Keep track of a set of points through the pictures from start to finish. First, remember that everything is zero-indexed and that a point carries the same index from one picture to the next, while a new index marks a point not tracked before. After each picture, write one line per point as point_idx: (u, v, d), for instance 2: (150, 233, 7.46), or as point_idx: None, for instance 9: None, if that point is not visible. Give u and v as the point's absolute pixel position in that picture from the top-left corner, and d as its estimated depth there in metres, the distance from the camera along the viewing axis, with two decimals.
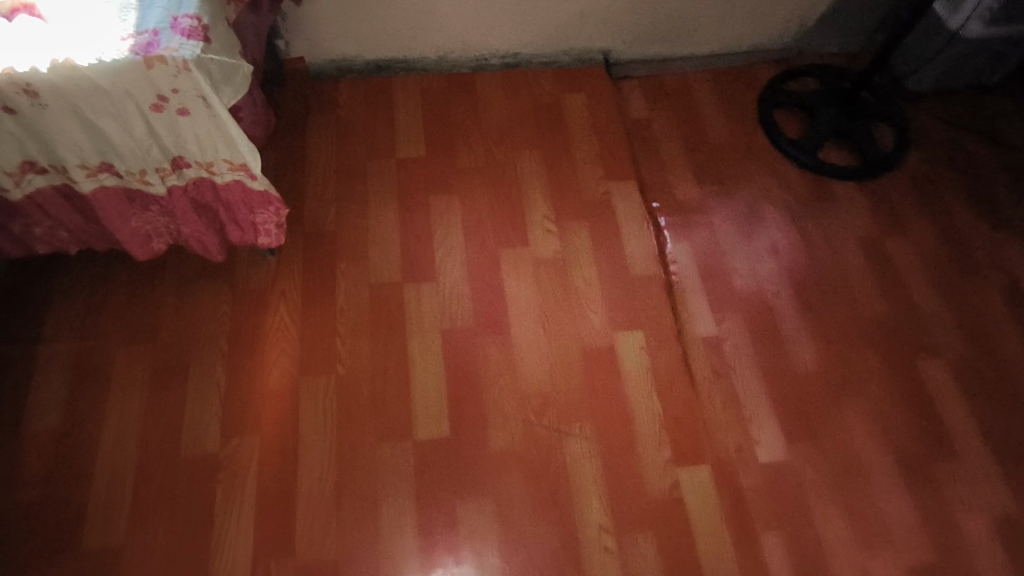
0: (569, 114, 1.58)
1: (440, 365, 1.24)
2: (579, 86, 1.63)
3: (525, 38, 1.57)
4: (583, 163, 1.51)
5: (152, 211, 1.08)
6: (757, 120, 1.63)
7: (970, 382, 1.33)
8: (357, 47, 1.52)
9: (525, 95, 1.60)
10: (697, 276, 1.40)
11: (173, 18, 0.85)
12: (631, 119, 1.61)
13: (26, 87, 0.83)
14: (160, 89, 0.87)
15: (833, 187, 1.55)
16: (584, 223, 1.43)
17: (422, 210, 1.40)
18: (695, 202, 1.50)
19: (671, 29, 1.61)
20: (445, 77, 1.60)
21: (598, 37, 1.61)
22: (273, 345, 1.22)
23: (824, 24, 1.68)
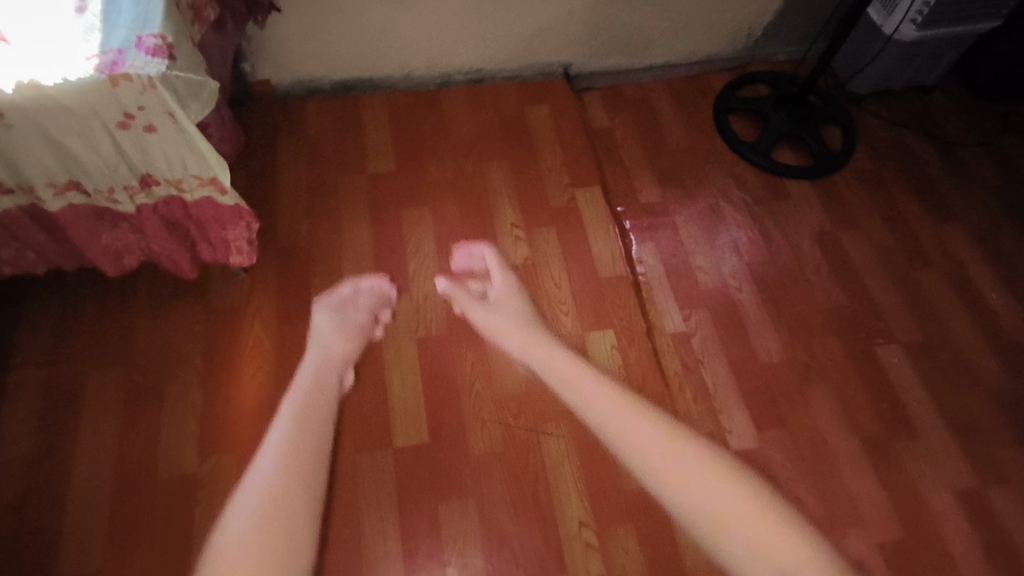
0: (533, 125, 1.64)
1: (417, 373, 1.26)
2: (542, 98, 1.69)
3: (487, 54, 1.62)
4: (549, 172, 1.56)
5: (122, 230, 1.08)
6: (714, 126, 1.70)
7: (925, 364, 1.39)
8: (324, 68, 1.56)
9: (490, 109, 1.65)
10: (663, 276, 1.45)
11: (137, 37, 0.84)
12: (592, 128, 1.67)
13: None
14: (126, 107, 0.86)
15: (788, 186, 1.62)
16: (552, 229, 1.47)
17: (393, 223, 1.43)
18: (658, 205, 1.56)
19: (627, 43, 1.69)
20: (411, 93, 1.66)
21: (557, 52, 1.67)
22: (249, 361, 1.22)
23: (770, 34, 1.77)
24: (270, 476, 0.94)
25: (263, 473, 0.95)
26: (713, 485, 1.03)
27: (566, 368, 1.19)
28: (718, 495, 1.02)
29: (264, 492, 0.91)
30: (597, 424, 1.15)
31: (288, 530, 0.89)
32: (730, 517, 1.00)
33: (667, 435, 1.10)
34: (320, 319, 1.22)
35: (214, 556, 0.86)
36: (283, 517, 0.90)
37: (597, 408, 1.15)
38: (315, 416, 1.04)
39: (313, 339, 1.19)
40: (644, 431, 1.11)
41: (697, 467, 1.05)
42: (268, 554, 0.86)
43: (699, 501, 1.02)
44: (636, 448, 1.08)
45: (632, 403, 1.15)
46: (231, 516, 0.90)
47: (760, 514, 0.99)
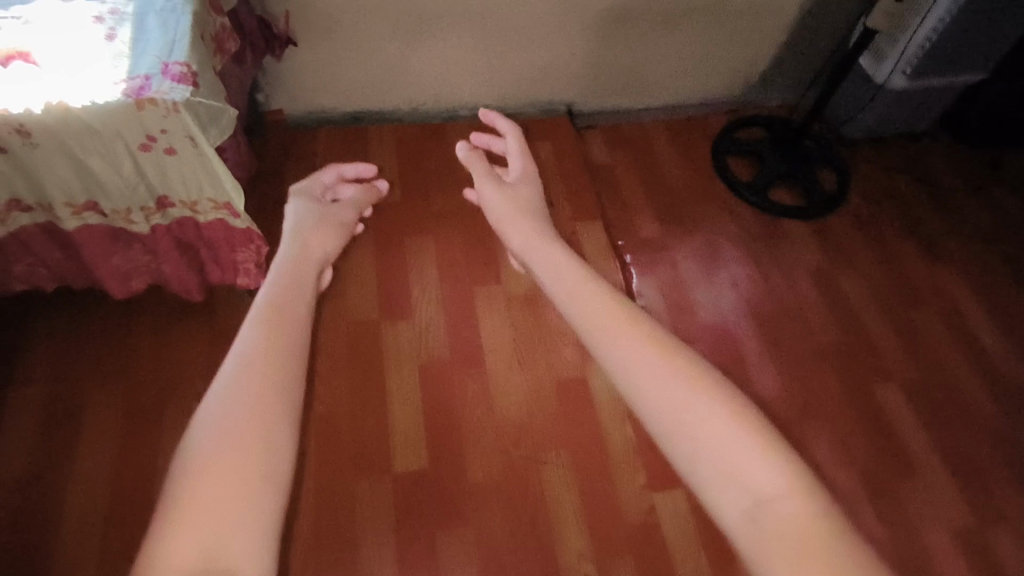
0: (536, 160, 1.68)
1: (418, 399, 1.26)
2: (546, 134, 1.74)
3: (493, 91, 1.68)
4: (551, 205, 1.59)
5: (134, 251, 1.11)
6: (712, 166, 1.75)
7: (921, 402, 1.41)
8: (334, 100, 1.61)
9: (495, 144, 1.69)
10: (663, 309, 1.47)
11: (164, 64, 0.88)
12: (594, 165, 1.72)
13: (19, 128, 0.84)
14: (149, 130, 0.89)
15: (784, 225, 1.66)
16: None
17: (398, 251, 1.45)
18: (658, 240, 1.60)
19: (628, 85, 1.75)
20: (419, 126, 1.70)
21: (561, 91, 1.72)
22: None
23: (766, 80, 1.84)
24: (260, 343, 0.54)
25: (249, 352, 0.53)
26: (666, 387, 0.67)
27: (553, 264, 1.03)
28: (693, 402, 0.66)
29: (260, 375, 0.52)
30: (559, 305, 0.84)
31: (270, 453, 0.48)
32: (713, 428, 0.63)
33: (627, 317, 0.76)
34: (310, 186, 1.08)
35: (195, 457, 0.46)
36: (278, 394, 0.51)
37: (576, 291, 0.82)
38: (312, 257, 0.78)
39: (293, 203, 0.97)
40: (600, 302, 0.79)
41: (665, 373, 0.68)
42: (269, 467, 0.47)
43: (674, 411, 0.66)
44: (590, 306, 0.77)
45: (596, 284, 0.82)
46: (213, 400, 0.49)
47: (732, 413, 0.65)
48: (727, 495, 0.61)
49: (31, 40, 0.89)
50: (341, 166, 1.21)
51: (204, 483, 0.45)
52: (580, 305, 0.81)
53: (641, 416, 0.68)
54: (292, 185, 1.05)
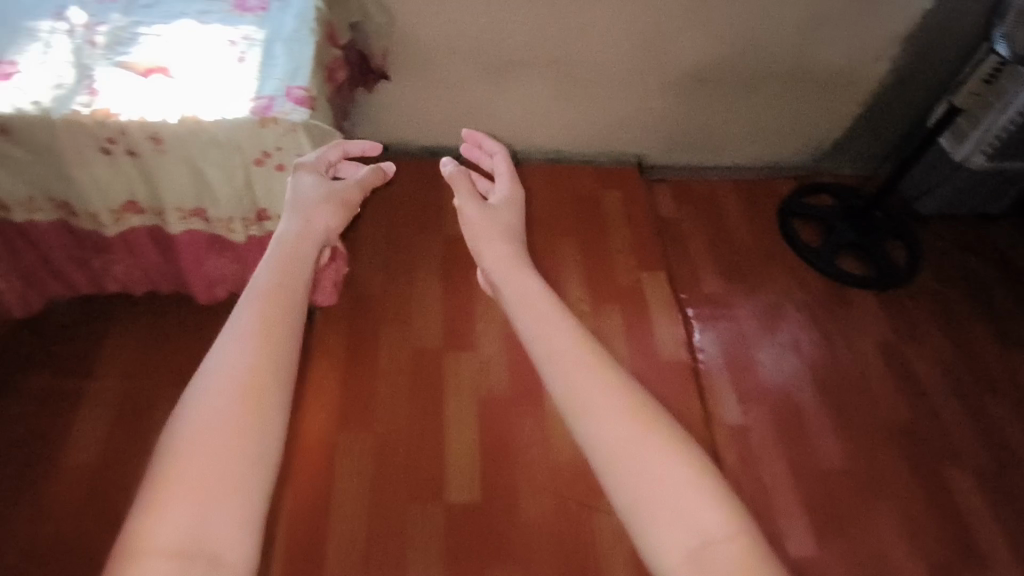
0: (604, 207, 1.71)
1: (475, 431, 1.26)
2: (614, 183, 1.77)
3: (567, 138, 1.73)
4: (617, 253, 1.61)
5: (224, 260, 1.16)
6: (778, 228, 1.75)
7: (994, 491, 1.34)
8: (416, 133, 1.68)
9: (565, 189, 1.73)
10: (723, 366, 1.46)
11: (287, 88, 0.94)
12: (660, 218, 1.74)
13: (153, 136, 0.90)
14: (266, 147, 0.94)
15: (851, 294, 1.63)
16: (616, 308, 1.50)
17: (465, 283, 1.48)
18: (721, 297, 1.59)
19: (699, 142, 1.78)
20: (493, 165, 1.75)
21: (633, 143, 1.76)
22: (316, 399, 1.26)
23: (838, 149, 1.85)
24: (253, 334, 0.52)
25: (241, 342, 0.51)
26: (604, 412, 0.63)
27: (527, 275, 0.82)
28: (627, 434, 0.61)
29: (247, 365, 0.50)
30: (519, 332, 0.77)
31: (260, 443, 0.47)
32: (647, 460, 0.60)
33: (580, 349, 0.69)
34: (314, 180, 0.79)
35: (186, 442, 0.46)
36: (271, 386, 0.50)
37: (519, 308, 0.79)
38: (315, 233, 0.70)
39: (302, 194, 0.76)
40: (552, 323, 0.74)
41: (603, 392, 0.65)
42: (258, 457, 0.47)
43: (616, 439, 0.62)
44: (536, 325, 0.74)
45: (551, 304, 0.76)
46: (207, 387, 0.49)
47: (683, 460, 0.60)
48: (670, 532, 0.56)
49: (167, 57, 0.95)
50: (343, 139, 0.91)
51: (192, 466, 0.45)
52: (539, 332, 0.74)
53: (587, 452, 0.62)
54: (300, 158, 0.83)
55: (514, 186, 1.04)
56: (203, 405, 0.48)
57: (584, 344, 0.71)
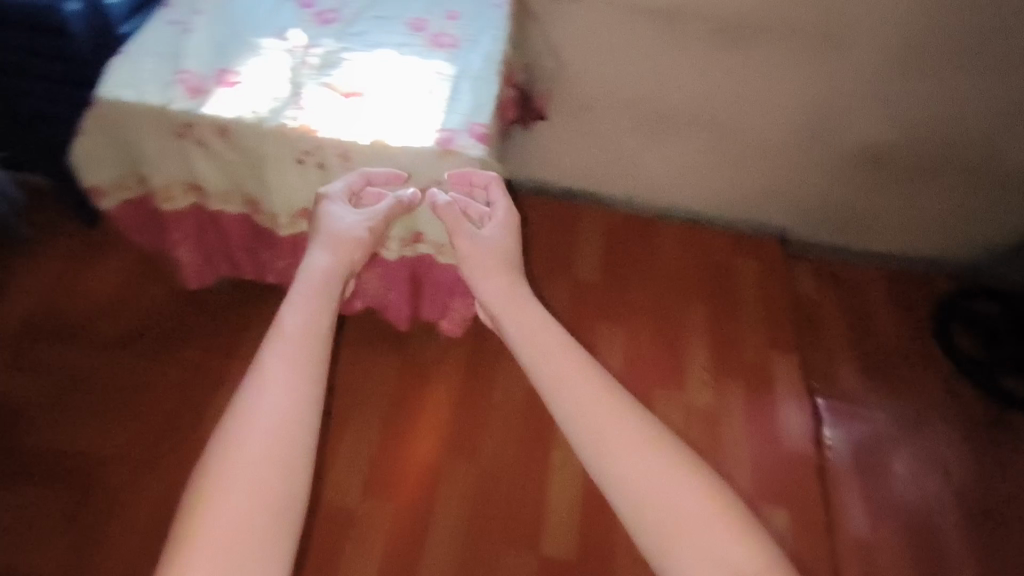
0: (738, 277, 1.64)
1: (578, 485, 1.23)
2: (753, 253, 1.70)
3: (709, 200, 1.69)
4: (747, 327, 1.53)
5: (371, 275, 1.21)
6: (931, 330, 1.62)
7: None
8: (558, 175, 1.69)
9: (700, 251, 1.68)
10: (853, 469, 1.35)
11: (469, 124, 0.98)
12: (798, 297, 1.64)
13: (344, 153, 0.96)
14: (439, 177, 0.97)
15: (1011, 417, 1.49)
16: (740, 385, 1.42)
17: (587, 332, 1.47)
18: (856, 394, 1.48)
19: (852, 224, 1.67)
20: (629, 216, 1.73)
21: (779, 215, 1.69)
22: (425, 421, 1.28)
23: (1014, 253, 1.68)
24: (277, 380, 0.48)
25: (264, 388, 0.47)
26: (602, 428, 0.49)
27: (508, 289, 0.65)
28: (629, 459, 0.47)
29: (274, 405, 0.47)
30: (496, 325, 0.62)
31: (288, 487, 0.44)
32: (652, 487, 0.46)
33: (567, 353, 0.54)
34: (345, 211, 0.78)
35: (204, 500, 0.42)
36: (297, 427, 0.46)
37: (497, 304, 0.63)
38: (341, 265, 0.67)
39: (333, 229, 0.74)
40: (540, 324, 0.58)
41: (598, 403, 0.50)
42: (281, 505, 0.43)
43: (615, 464, 0.47)
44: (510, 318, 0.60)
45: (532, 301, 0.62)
46: (235, 430, 0.45)
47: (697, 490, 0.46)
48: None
49: (366, 81, 1.03)
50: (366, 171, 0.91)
51: (216, 522, 0.41)
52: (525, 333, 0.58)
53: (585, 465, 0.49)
54: (323, 188, 0.83)
55: (507, 233, 0.75)
56: (226, 449, 0.44)
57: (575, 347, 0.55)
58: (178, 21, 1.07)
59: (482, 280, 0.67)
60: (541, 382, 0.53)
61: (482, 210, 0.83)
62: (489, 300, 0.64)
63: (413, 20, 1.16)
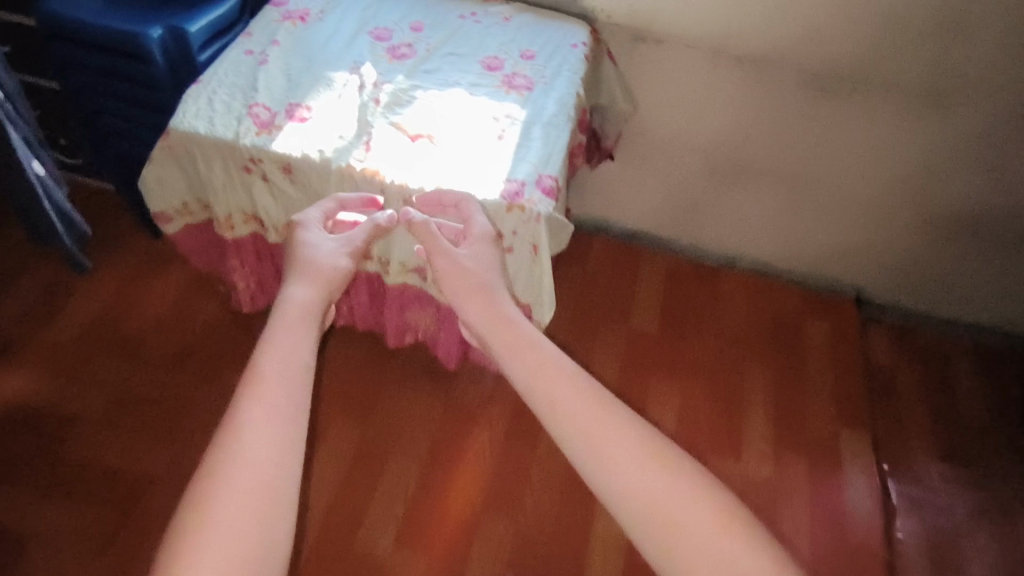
0: (807, 339, 1.53)
1: (620, 556, 1.16)
2: (825, 313, 1.59)
3: (782, 253, 1.59)
4: (813, 395, 1.43)
5: (424, 312, 1.20)
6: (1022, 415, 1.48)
7: None
8: (622, 215, 1.63)
9: (767, 307, 1.58)
10: (925, 567, 1.23)
11: (538, 175, 0.94)
12: (872, 366, 1.52)
13: (407, 199, 0.92)
14: (503, 230, 0.92)
15: None
16: (802, 460, 1.32)
17: (640, 387, 1.40)
18: (932, 481, 1.35)
19: (939, 291, 1.54)
20: (693, 264, 1.65)
21: (857, 275, 1.58)
22: (465, 470, 1.24)
23: None
24: (255, 426, 0.42)
25: (241, 436, 0.42)
26: (607, 446, 0.43)
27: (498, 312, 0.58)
28: (618, 461, 0.43)
29: (254, 449, 0.41)
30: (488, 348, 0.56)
31: (264, 536, 0.38)
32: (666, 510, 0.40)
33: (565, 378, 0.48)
34: (320, 235, 0.70)
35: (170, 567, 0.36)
36: (281, 456, 0.42)
37: (479, 319, 0.57)
38: (324, 292, 0.59)
39: (309, 255, 0.65)
40: (520, 332, 0.54)
41: (599, 420, 0.45)
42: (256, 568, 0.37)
43: (629, 487, 0.42)
44: (503, 342, 0.53)
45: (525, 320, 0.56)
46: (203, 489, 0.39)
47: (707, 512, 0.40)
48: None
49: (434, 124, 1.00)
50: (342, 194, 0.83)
51: None
52: (515, 349, 0.52)
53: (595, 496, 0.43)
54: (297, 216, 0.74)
55: (486, 251, 0.71)
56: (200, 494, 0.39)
57: (572, 366, 0.49)
58: (255, 52, 1.07)
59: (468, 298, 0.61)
60: (533, 400, 0.48)
61: (462, 228, 0.78)
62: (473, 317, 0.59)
63: (487, 58, 1.13)
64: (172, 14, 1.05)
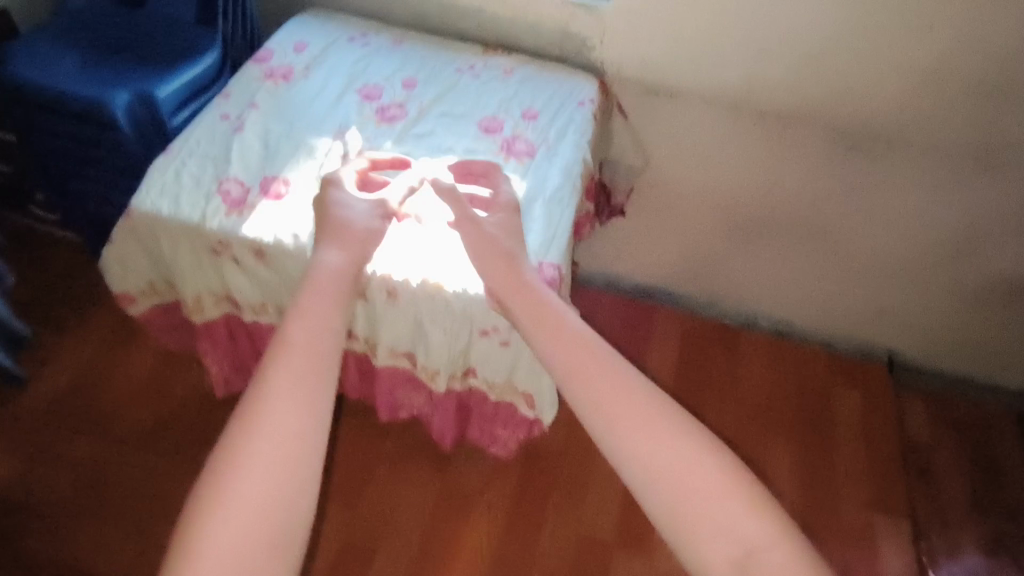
0: (837, 410, 1.41)
1: None
2: (854, 380, 1.47)
3: (808, 314, 1.47)
4: (844, 477, 1.31)
5: (416, 394, 1.06)
6: None
7: None
8: (634, 271, 1.51)
9: (792, 373, 1.46)
10: None
11: (539, 264, 0.84)
12: (908, 439, 1.40)
13: (390, 290, 0.84)
14: (497, 324, 0.83)
15: None
16: (834, 555, 1.20)
17: None
18: None
19: (981, 357, 1.42)
20: (711, 322, 1.53)
21: (890, 338, 1.45)
22: (462, 566, 1.13)
23: None
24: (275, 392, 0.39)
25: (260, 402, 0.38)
26: (639, 431, 0.40)
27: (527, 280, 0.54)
28: (646, 435, 0.40)
29: (270, 420, 0.37)
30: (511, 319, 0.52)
31: (280, 522, 0.35)
32: (695, 504, 0.38)
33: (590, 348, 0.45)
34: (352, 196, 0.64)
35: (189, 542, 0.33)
36: (302, 429, 0.38)
37: (509, 296, 0.53)
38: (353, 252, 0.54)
39: (345, 217, 0.60)
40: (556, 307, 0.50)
41: (623, 394, 0.42)
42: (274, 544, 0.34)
43: (650, 462, 0.40)
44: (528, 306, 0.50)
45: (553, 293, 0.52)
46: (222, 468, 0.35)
47: (741, 505, 0.38)
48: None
49: (421, 201, 0.90)
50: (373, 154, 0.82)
51: None
52: (549, 331, 0.47)
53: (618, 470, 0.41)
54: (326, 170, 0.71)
55: (513, 219, 0.70)
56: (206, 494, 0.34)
57: (607, 345, 0.45)
58: (231, 116, 0.98)
59: (504, 272, 0.57)
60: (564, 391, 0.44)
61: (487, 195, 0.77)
62: (509, 295, 0.53)
63: (486, 118, 1.03)
64: (141, 77, 0.97)
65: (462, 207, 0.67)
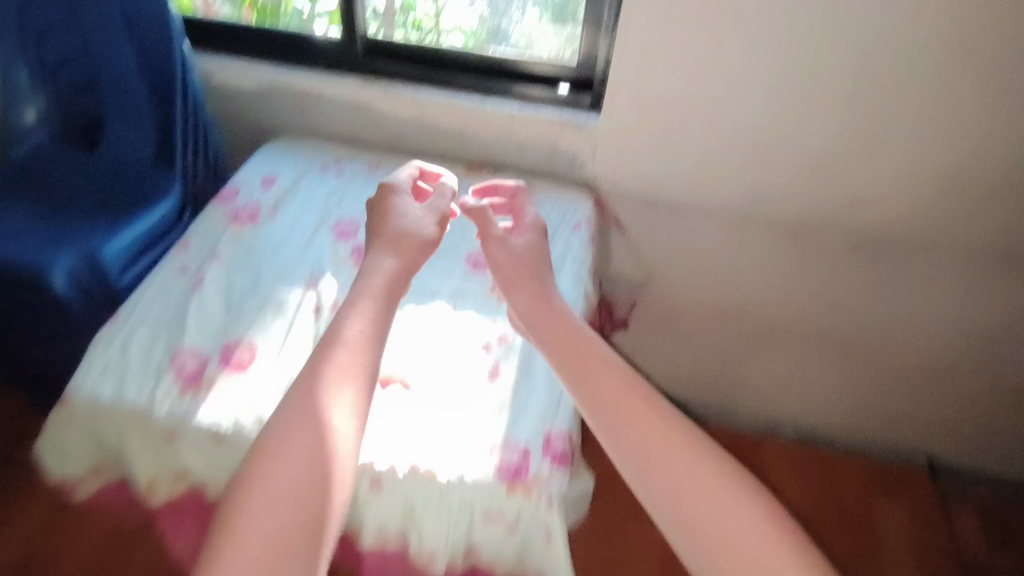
0: (881, 529, 1.27)
1: None
2: (895, 491, 1.32)
3: (837, 420, 1.34)
4: None
5: None
6: None
7: None
8: None
9: (825, 487, 1.33)
10: None
11: (547, 433, 0.73)
12: (965, 560, 1.24)
13: (373, 477, 0.69)
14: (503, 512, 0.69)
15: None
16: None
17: None
18: None
19: None
20: (729, 432, 1.41)
21: (928, 443, 1.33)
22: None
23: None
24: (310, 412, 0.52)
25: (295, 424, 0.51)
26: (633, 412, 0.55)
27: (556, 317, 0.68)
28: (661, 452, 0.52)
29: (294, 447, 0.50)
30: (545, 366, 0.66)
31: (311, 517, 0.47)
32: (679, 478, 0.51)
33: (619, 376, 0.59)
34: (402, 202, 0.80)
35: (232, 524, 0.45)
36: (331, 445, 0.51)
37: (539, 322, 0.68)
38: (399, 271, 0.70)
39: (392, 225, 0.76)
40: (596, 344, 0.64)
41: (646, 409, 0.55)
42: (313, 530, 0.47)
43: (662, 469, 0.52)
44: (560, 338, 0.65)
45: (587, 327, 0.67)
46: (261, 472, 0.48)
47: (717, 476, 0.51)
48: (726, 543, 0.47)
49: (406, 361, 0.80)
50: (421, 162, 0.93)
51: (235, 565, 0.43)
52: (581, 360, 0.61)
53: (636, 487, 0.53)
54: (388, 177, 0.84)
55: (527, 250, 0.78)
56: (256, 466, 0.49)
57: (625, 366, 0.61)
58: (188, 269, 0.88)
59: (535, 305, 0.70)
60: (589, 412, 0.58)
61: (512, 221, 0.88)
62: (544, 328, 0.67)
63: (474, 254, 0.96)
64: (86, 235, 0.87)
65: (493, 233, 0.81)
